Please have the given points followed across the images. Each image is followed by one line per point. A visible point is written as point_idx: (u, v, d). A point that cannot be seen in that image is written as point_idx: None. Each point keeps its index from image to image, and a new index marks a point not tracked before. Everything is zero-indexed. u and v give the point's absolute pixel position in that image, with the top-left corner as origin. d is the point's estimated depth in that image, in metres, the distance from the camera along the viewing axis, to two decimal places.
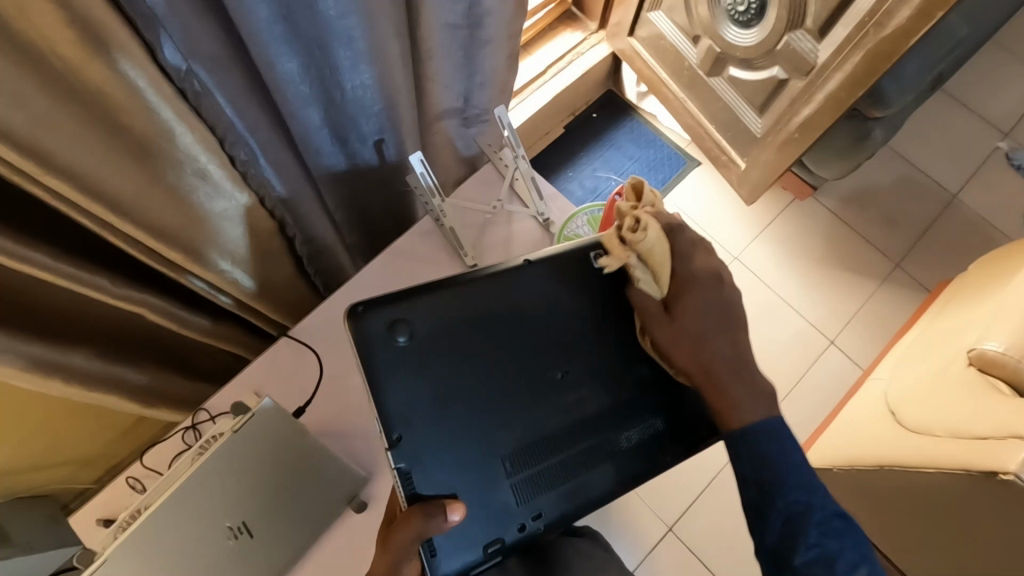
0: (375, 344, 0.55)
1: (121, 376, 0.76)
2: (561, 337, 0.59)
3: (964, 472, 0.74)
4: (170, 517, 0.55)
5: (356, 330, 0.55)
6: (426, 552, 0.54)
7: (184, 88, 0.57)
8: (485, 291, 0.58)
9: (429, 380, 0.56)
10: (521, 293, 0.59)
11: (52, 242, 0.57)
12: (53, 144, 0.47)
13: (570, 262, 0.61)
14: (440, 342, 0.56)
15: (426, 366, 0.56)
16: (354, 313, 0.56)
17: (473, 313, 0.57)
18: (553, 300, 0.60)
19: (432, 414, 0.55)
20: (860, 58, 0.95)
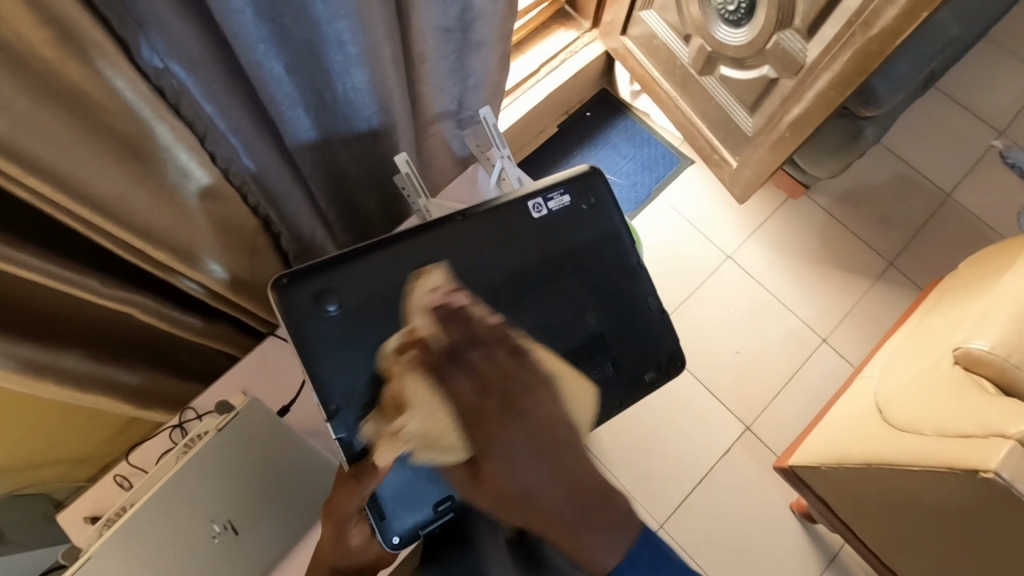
0: (307, 317, 0.62)
1: (110, 375, 0.77)
2: (500, 291, 0.68)
3: (948, 469, 0.75)
4: (153, 514, 0.56)
5: (294, 299, 0.62)
6: (374, 516, 0.63)
7: (162, 87, 0.57)
8: (418, 248, 0.66)
9: (362, 348, 0.63)
10: (456, 247, 0.67)
11: (37, 243, 0.57)
12: (34, 146, 0.47)
13: (497, 215, 0.69)
14: (370, 307, 0.63)
15: (358, 334, 0.62)
16: (279, 287, 0.61)
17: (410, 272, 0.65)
18: (483, 254, 0.68)
19: (379, 368, 0.63)
20: (848, 57, 0.95)
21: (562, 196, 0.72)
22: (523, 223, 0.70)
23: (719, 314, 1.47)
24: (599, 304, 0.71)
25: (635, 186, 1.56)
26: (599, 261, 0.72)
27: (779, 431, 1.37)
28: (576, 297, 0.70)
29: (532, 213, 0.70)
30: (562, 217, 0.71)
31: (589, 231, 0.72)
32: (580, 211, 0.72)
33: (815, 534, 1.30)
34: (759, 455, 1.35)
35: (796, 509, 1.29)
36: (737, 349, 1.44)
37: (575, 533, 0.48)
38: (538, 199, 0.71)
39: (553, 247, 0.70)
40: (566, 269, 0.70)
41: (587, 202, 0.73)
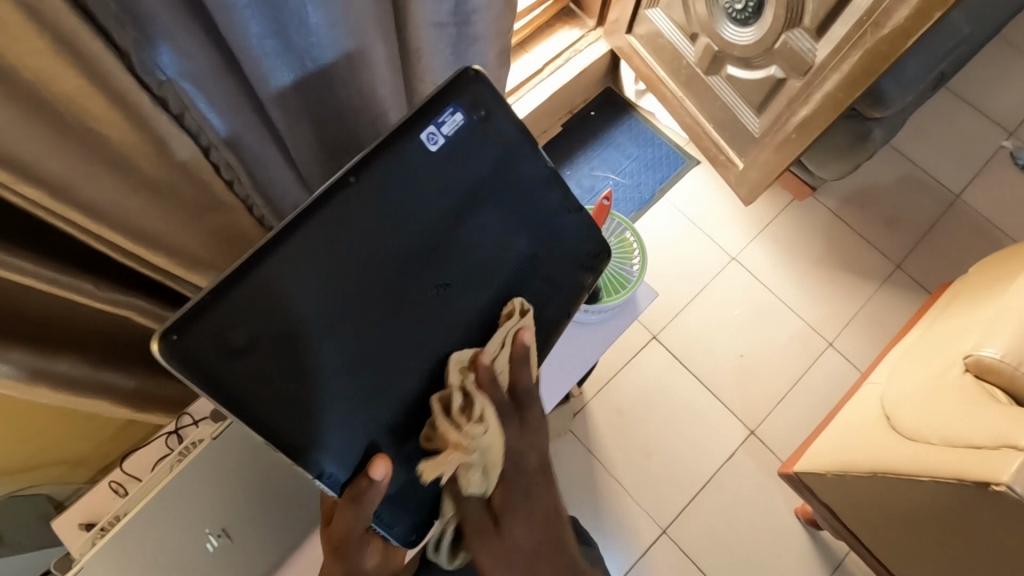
0: (218, 367, 0.46)
1: (106, 380, 0.76)
2: (436, 260, 0.58)
3: (957, 481, 0.74)
4: (143, 526, 0.55)
5: (185, 353, 0.45)
6: (382, 528, 0.59)
7: (163, 96, 0.54)
8: (334, 223, 0.52)
9: (309, 373, 0.51)
10: (358, 219, 0.53)
11: (31, 248, 0.57)
12: (24, 152, 0.46)
13: (404, 183, 0.56)
14: (295, 324, 0.50)
15: (299, 361, 0.50)
16: (172, 348, 0.44)
17: (307, 259, 0.50)
18: (404, 225, 0.56)
19: (339, 388, 0.53)
20: (858, 58, 0.93)
21: (462, 114, 0.59)
22: (441, 176, 0.58)
23: (724, 317, 1.45)
24: (526, 230, 0.65)
25: (640, 186, 1.55)
26: (519, 187, 0.64)
27: (784, 436, 1.36)
28: (507, 240, 0.64)
29: (430, 146, 0.57)
30: (466, 138, 0.59)
31: (501, 144, 0.62)
32: (484, 122, 0.61)
33: (819, 540, 1.28)
34: (762, 460, 1.34)
35: (800, 515, 1.28)
36: (741, 353, 1.43)
37: None
38: (432, 126, 0.57)
39: (474, 182, 0.61)
40: (481, 200, 0.61)
41: (482, 112, 0.60)
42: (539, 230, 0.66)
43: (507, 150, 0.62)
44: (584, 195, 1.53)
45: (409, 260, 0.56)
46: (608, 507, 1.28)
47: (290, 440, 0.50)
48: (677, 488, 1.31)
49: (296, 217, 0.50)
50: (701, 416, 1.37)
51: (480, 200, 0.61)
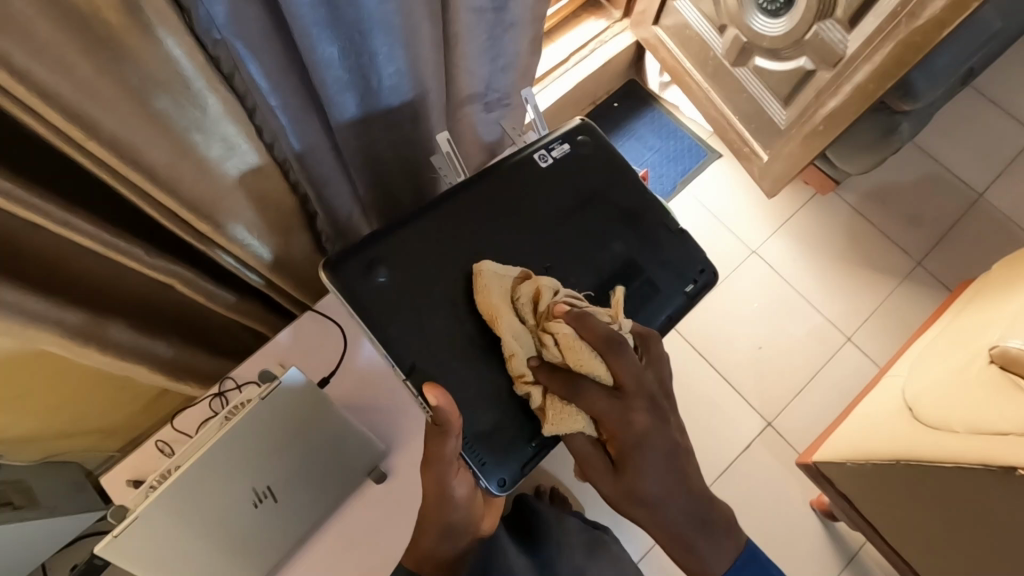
0: (357, 284, 0.66)
1: (148, 346, 0.78)
2: (541, 241, 0.72)
3: (983, 467, 0.75)
4: (194, 482, 0.57)
5: (347, 273, 0.66)
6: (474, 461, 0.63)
7: (217, 56, 0.56)
8: (457, 209, 0.71)
9: (417, 307, 0.66)
10: (477, 209, 0.72)
11: (90, 211, 0.59)
12: (93, 113, 0.48)
13: (511, 183, 0.74)
14: (417, 274, 0.67)
15: (411, 294, 0.66)
16: (333, 266, 0.66)
17: (452, 228, 0.70)
18: (519, 217, 0.73)
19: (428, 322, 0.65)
20: (891, 49, 0.93)
21: (563, 146, 0.77)
22: (548, 183, 0.75)
23: (744, 310, 1.46)
24: (621, 231, 0.74)
25: (661, 178, 1.55)
26: (612, 193, 0.76)
27: (801, 428, 1.36)
28: (602, 232, 0.74)
29: (540, 162, 0.75)
30: (567, 161, 0.77)
31: (595, 168, 0.77)
32: (584, 153, 0.78)
33: (834, 531, 1.29)
34: (779, 452, 1.35)
35: (816, 506, 1.28)
36: (759, 345, 1.43)
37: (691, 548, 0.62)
38: (543, 150, 0.76)
39: (571, 194, 0.75)
40: (579, 199, 0.75)
41: (581, 136, 0.79)
42: (632, 236, 0.74)
43: (605, 172, 0.77)
44: None
45: (508, 241, 0.71)
46: None
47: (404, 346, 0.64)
48: None
49: (437, 204, 0.71)
50: (718, 406, 1.38)
51: (580, 199, 0.75)
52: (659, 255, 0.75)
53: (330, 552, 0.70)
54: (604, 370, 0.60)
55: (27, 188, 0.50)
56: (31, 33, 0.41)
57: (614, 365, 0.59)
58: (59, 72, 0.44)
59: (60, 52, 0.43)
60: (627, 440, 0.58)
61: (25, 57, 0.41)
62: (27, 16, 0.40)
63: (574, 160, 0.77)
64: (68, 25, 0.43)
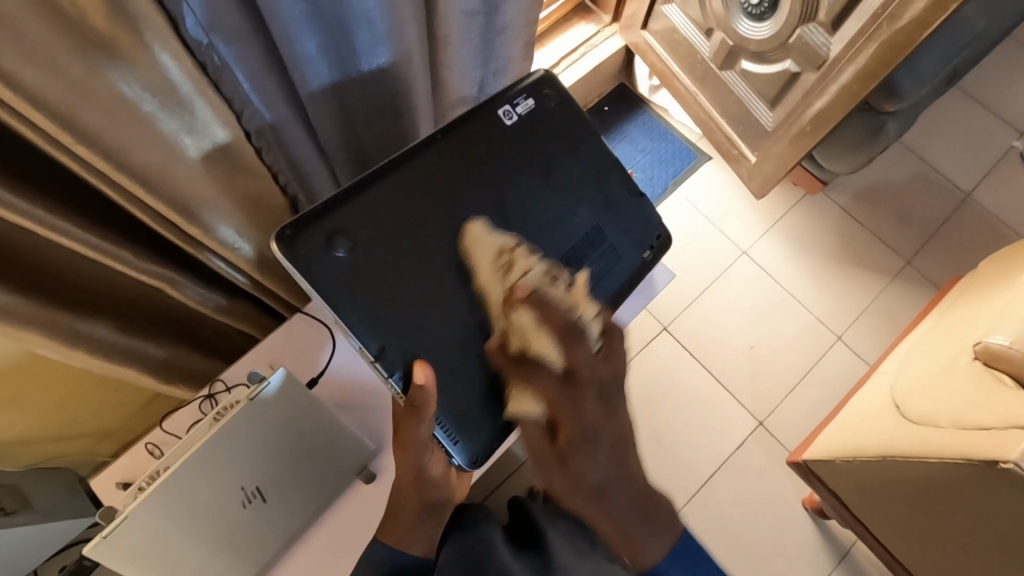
0: (315, 257, 0.61)
1: (138, 348, 0.78)
2: (509, 204, 0.71)
3: (966, 462, 0.75)
4: (181, 483, 0.58)
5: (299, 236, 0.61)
6: (446, 440, 0.64)
7: (205, 62, 0.57)
8: (419, 170, 0.68)
9: (379, 279, 0.63)
10: (440, 168, 0.69)
11: (79, 215, 0.59)
12: (82, 117, 0.49)
13: (475, 142, 0.71)
14: (376, 241, 0.64)
15: (373, 262, 0.63)
16: (284, 239, 0.60)
17: (414, 190, 0.67)
18: (482, 174, 0.71)
19: (393, 296, 0.63)
20: (873, 50, 0.95)
21: (526, 102, 0.75)
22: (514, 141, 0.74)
23: (735, 310, 1.47)
24: (583, 197, 0.76)
25: (652, 180, 1.57)
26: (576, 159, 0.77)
27: (793, 426, 1.37)
28: (566, 198, 0.75)
29: (505, 120, 0.73)
30: (532, 119, 0.75)
31: (555, 126, 0.77)
32: (546, 109, 0.76)
33: (826, 530, 1.30)
34: (771, 450, 1.36)
35: (808, 504, 1.29)
36: (751, 344, 1.44)
37: (631, 529, 0.54)
38: (507, 106, 0.74)
39: (533, 154, 0.74)
40: (542, 158, 0.75)
41: (547, 95, 0.77)
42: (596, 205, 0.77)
43: (569, 133, 0.77)
44: None
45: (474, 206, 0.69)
46: None
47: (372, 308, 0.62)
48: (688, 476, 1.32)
49: (398, 160, 0.67)
50: (710, 405, 1.39)
51: (544, 159, 0.75)
52: (621, 224, 0.79)
53: (318, 554, 0.70)
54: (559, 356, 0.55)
55: (17, 191, 0.51)
56: (20, 38, 0.42)
57: (608, 344, 0.59)
58: (47, 76, 0.45)
59: (48, 57, 0.44)
60: (574, 428, 0.54)
61: (14, 62, 0.42)
62: (17, 22, 0.41)
63: (536, 117, 0.76)
64: (56, 30, 0.44)
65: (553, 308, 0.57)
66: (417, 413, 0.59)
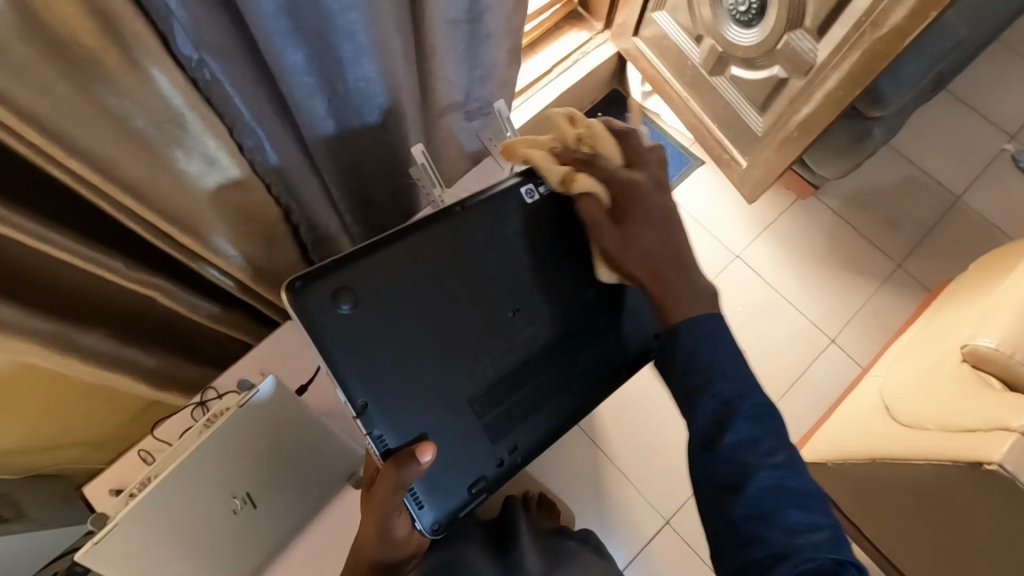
0: (320, 313, 0.58)
1: (131, 356, 0.79)
2: (517, 283, 0.67)
3: (950, 464, 0.76)
4: (172, 489, 0.58)
5: (311, 297, 0.58)
6: (413, 505, 0.64)
7: (197, 78, 0.58)
8: (440, 232, 0.63)
9: (378, 346, 0.60)
10: (462, 236, 0.65)
11: (71, 225, 0.60)
12: (72, 131, 0.50)
13: (500, 204, 0.66)
14: (388, 305, 0.61)
15: (379, 326, 0.60)
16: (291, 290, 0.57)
17: (429, 260, 0.63)
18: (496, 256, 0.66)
19: (393, 362, 0.61)
20: (857, 57, 0.96)
21: (558, 179, 0.68)
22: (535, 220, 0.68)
23: (727, 314, 1.48)
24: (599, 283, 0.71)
25: None
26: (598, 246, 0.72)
27: (785, 430, 1.38)
28: (580, 279, 0.70)
29: (527, 198, 0.67)
30: (557, 200, 0.68)
31: (580, 210, 0.70)
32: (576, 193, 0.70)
33: None
34: None
35: None
36: (744, 348, 1.45)
37: (671, 281, 0.59)
38: (532, 183, 0.67)
39: (554, 236, 0.69)
40: (567, 247, 0.69)
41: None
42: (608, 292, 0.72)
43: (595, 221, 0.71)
44: None
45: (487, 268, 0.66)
46: (610, 496, 1.31)
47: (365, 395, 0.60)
48: (682, 479, 1.33)
49: (411, 227, 0.63)
50: None
51: (566, 244, 0.69)
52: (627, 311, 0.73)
53: (305, 561, 0.71)
54: (611, 150, 0.65)
55: (6, 204, 0.52)
56: (8, 56, 0.43)
57: (631, 155, 0.66)
58: (37, 93, 0.46)
59: (37, 74, 0.45)
60: (615, 188, 0.62)
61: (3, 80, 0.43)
62: (5, 41, 0.42)
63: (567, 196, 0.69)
64: (44, 48, 0.45)
65: (601, 161, 0.64)
66: (399, 481, 0.58)
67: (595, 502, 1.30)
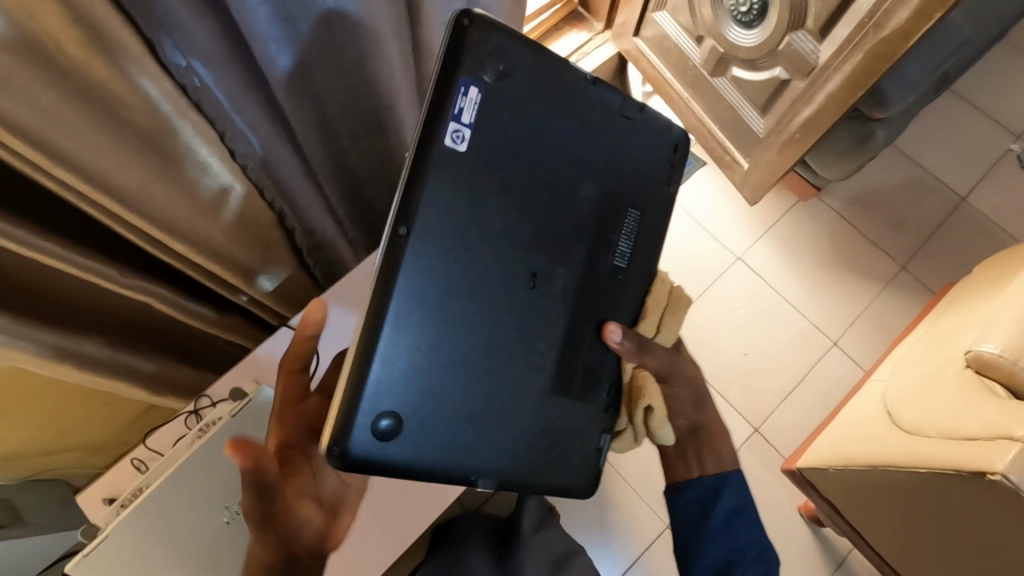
0: (375, 451, 0.51)
1: (128, 363, 0.79)
2: (557, 234, 0.60)
3: (954, 472, 0.75)
4: (165, 499, 0.59)
5: (352, 445, 0.50)
6: None
7: (185, 85, 0.57)
8: (416, 274, 0.52)
9: (438, 407, 0.54)
10: (439, 254, 0.53)
11: (63, 233, 0.60)
12: (59, 139, 0.49)
13: (456, 199, 0.53)
14: (409, 380, 0.53)
15: (430, 407, 0.54)
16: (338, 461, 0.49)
17: (424, 309, 0.53)
18: (465, 221, 0.54)
19: (475, 414, 0.56)
20: (860, 58, 0.95)
21: (471, 92, 0.53)
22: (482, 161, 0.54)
23: (729, 316, 1.47)
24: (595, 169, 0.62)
25: None
26: (558, 115, 0.58)
27: (788, 433, 1.37)
28: (578, 183, 0.61)
29: (458, 145, 0.52)
30: (486, 105, 0.54)
31: (523, 105, 0.56)
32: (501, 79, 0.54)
33: (822, 537, 1.30)
34: (766, 457, 1.35)
35: (803, 511, 1.29)
36: (746, 351, 1.44)
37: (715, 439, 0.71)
38: (451, 125, 0.52)
39: (522, 161, 0.57)
40: (531, 158, 0.57)
41: (498, 69, 0.54)
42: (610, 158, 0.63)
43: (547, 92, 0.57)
44: None
45: (489, 264, 0.56)
46: (610, 500, 1.30)
47: (421, 459, 0.53)
48: None
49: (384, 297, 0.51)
50: None
51: (550, 169, 0.58)
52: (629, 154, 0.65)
53: None
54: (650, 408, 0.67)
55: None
56: None
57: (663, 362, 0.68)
58: (23, 102, 0.45)
59: (21, 83, 0.44)
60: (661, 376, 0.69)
61: None
62: None
63: (494, 106, 0.54)
64: (28, 56, 0.44)
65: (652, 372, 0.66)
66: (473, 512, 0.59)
67: (595, 505, 1.30)
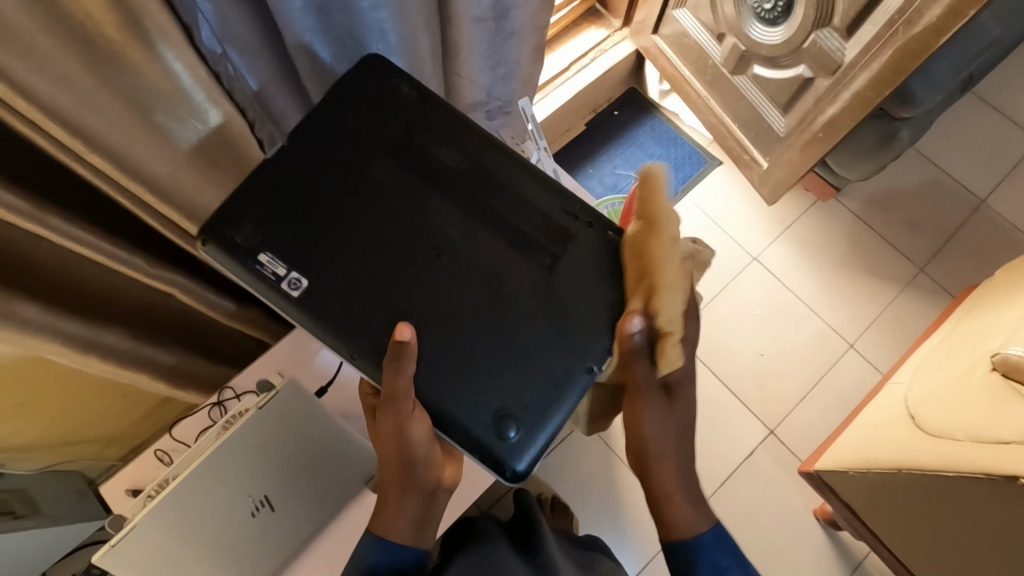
0: (511, 454, 0.53)
1: (149, 354, 0.79)
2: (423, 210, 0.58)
3: (985, 476, 0.74)
4: (190, 492, 0.58)
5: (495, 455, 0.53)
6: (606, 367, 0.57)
7: (218, 71, 0.57)
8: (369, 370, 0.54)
9: (475, 374, 0.54)
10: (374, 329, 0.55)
11: (92, 222, 0.60)
12: (94, 125, 0.49)
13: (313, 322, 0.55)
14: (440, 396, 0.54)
15: (480, 392, 0.54)
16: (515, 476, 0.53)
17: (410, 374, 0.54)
18: (356, 304, 0.55)
19: (508, 346, 0.55)
20: (889, 56, 0.94)
21: (265, 253, 0.55)
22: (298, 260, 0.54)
23: (745, 317, 1.46)
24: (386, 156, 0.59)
25: None
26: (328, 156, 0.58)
27: (804, 435, 1.36)
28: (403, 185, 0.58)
29: (297, 289, 0.55)
30: (282, 240, 0.56)
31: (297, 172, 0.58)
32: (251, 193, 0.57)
33: (839, 540, 1.28)
34: (782, 459, 1.34)
35: (819, 514, 1.28)
36: (761, 352, 1.43)
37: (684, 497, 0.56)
38: (286, 285, 0.55)
39: (338, 204, 0.57)
40: (346, 199, 0.57)
41: (247, 215, 0.56)
42: (369, 127, 0.60)
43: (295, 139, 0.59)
44: (606, 193, 1.54)
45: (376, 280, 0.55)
46: (624, 501, 1.29)
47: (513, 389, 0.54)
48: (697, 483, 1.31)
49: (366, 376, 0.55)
50: (720, 414, 1.37)
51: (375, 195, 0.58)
52: (366, 108, 0.61)
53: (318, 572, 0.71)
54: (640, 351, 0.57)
55: (28, 200, 0.51)
56: (33, 48, 0.42)
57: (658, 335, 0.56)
58: (60, 87, 0.45)
59: (60, 68, 0.44)
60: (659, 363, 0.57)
61: (28, 73, 0.42)
62: (30, 31, 0.41)
63: (278, 214, 0.56)
64: (69, 40, 0.44)
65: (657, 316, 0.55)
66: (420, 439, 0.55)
67: (609, 505, 1.29)
